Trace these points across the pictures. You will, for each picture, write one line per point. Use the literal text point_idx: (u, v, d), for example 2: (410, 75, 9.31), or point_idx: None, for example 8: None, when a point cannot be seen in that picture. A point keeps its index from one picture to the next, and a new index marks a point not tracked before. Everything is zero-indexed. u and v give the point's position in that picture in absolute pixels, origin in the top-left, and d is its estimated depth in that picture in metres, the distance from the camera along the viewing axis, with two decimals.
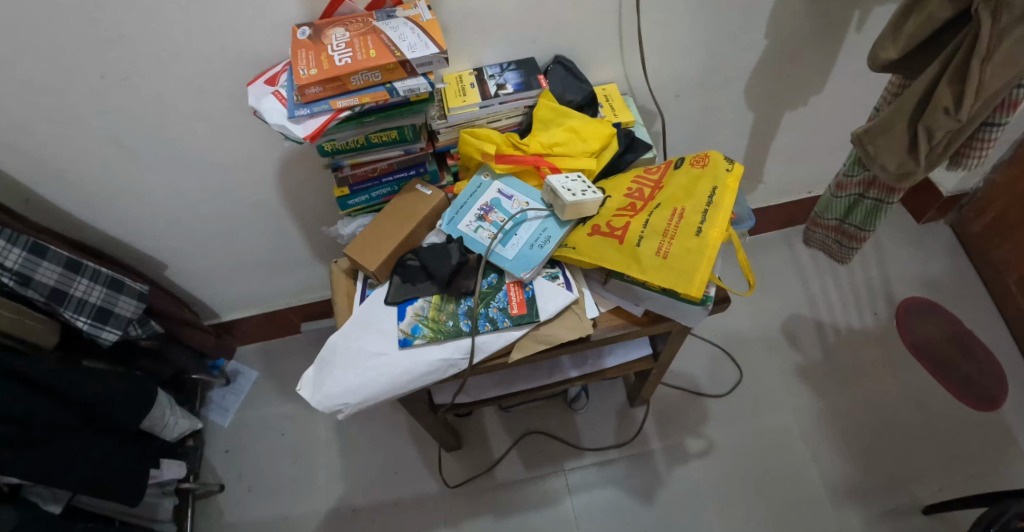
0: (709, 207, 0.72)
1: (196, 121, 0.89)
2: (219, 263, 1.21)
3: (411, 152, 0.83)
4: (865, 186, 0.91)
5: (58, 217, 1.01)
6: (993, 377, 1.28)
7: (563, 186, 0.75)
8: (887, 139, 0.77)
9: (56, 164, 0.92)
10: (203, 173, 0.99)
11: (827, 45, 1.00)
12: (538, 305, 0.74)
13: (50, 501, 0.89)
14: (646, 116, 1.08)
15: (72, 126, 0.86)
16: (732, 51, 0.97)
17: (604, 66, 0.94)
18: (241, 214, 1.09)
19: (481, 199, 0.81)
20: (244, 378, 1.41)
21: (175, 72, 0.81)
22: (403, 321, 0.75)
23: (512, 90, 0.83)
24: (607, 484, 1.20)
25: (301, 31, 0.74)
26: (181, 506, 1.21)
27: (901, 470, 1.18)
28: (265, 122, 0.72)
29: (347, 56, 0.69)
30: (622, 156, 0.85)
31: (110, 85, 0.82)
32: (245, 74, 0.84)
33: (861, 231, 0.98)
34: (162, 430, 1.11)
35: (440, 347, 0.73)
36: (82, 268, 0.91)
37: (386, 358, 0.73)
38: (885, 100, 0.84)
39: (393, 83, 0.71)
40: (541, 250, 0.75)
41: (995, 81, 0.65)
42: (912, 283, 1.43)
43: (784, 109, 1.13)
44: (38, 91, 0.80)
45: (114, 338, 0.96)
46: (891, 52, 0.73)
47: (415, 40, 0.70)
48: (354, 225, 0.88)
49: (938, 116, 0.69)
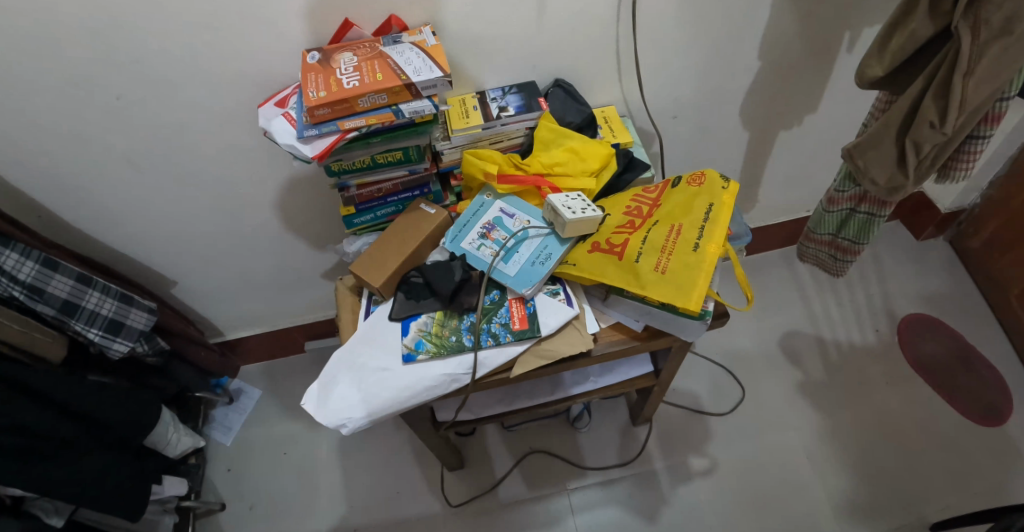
0: (705, 224, 0.74)
1: (207, 142, 0.92)
2: (225, 281, 1.23)
3: (415, 172, 0.85)
4: (857, 200, 0.93)
5: (70, 234, 1.04)
6: (997, 390, 1.28)
7: (563, 204, 0.76)
8: (876, 153, 0.80)
9: (70, 182, 0.94)
10: (211, 192, 1.01)
11: (819, 67, 1.03)
12: (540, 321, 0.75)
13: (52, 514, 0.89)
14: (644, 138, 1.10)
15: (87, 145, 0.89)
16: (727, 73, 1.00)
17: (603, 88, 0.97)
18: (247, 233, 1.11)
19: (483, 217, 0.82)
20: (246, 396, 1.42)
21: (189, 93, 0.85)
22: (402, 338, 0.76)
23: (514, 112, 0.84)
24: (609, 503, 1.19)
25: (311, 55, 0.77)
26: (182, 524, 1.21)
27: (907, 488, 1.17)
28: (276, 143, 0.74)
29: (355, 79, 0.72)
30: (621, 175, 0.87)
31: (126, 105, 0.85)
32: (256, 96, 0.87)
33: (855, 245, 0.99)
34: (164, 447, 1.12)
35: (439, 365, 0.74)
36: (93, 282, 0.93)
37: (388, 374, 0.74)
38: (872, 116, 0.86)
39: (399, 105, 0.73)
40: (542, 267, 0.76)
41: (977, 95, 0.67)
42: (913, 300, 1.43)
43: (780, 129, 1.16)
44: (55, 110, 0.83)
45: (124, 350, 0.98)
46: (877, 69, 0.75)
47: (420, 64, 0.72)
48: (359, 243, 0.90)
49: (924, 129, 0.71)
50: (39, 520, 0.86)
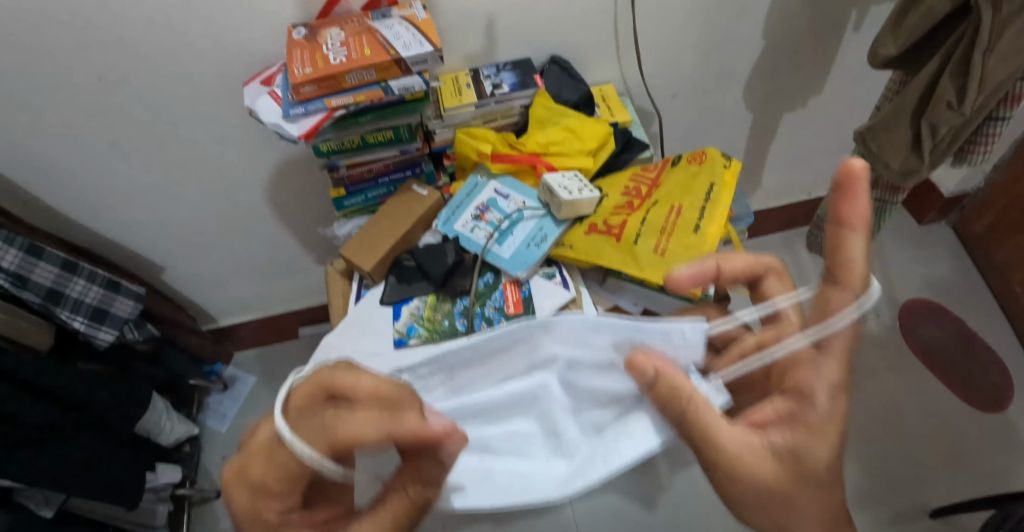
0: (707, 204, 0.72)
1: (194, 124, 0.90)
2: (217, 267, 1.21)
3: (407, 152, 0.83)
4: (867, 186, 0.91)
5: (56, 219, 1.01)
6: (998, 377, 1.27)
7: (559, 184, 0.74)
8: (891, 138, 0.78)
9: (53, 166, 0.92)
10: (200, 175, 0.99)
11: (824, 45, 1.00)
12: (535, 305, 0.73)
13: (43, 504, 0.88)
14: (643, 118, 1.07)
15: (70, 127, 0.86)
16: (730, 51, 0.97)
17: (601, 66, 0.94)
18: (239, 218, 1.09)
19: (477, 199, 0.80)
20: (241, 383, 1.40)
21: (173, 73, 0.82)
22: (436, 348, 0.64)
23: (508, 90, 0.81)
24: (607, 489, 1.18)
25: (297, 31, 0.74)
26: (177, 511, 1.21)
27: (906, 474, 1.16)
28: (261, 122, 0.72)
29: (342, 55, 0.69)
30: (619, 155, 0.85)
31: (109, 86, 0.82)
32: (242, 75, 0.84)
33: (863, 234, 0.97)
34: (157, 435, 1.10)
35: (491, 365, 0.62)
36: (79, 269, 0.91)
37: (435, 383, 0.63)
38: (885, 97, 0.84)
39: (388, 82, 0.70)
40: (538, 249, 0.75)
41: (998, 73, 0.65)
42: (914, 285, 1.42)
43: (783, 109, 1.13)
44: (35, 92, 0.80)
45: (111, 338, 0.95)
46: (891, 48, 0.73)
47: (410, 38, 0.70)
48: (349, 226, 0.89)
49: (941, 110, 0.69)
50: (29, 510, 0.86)
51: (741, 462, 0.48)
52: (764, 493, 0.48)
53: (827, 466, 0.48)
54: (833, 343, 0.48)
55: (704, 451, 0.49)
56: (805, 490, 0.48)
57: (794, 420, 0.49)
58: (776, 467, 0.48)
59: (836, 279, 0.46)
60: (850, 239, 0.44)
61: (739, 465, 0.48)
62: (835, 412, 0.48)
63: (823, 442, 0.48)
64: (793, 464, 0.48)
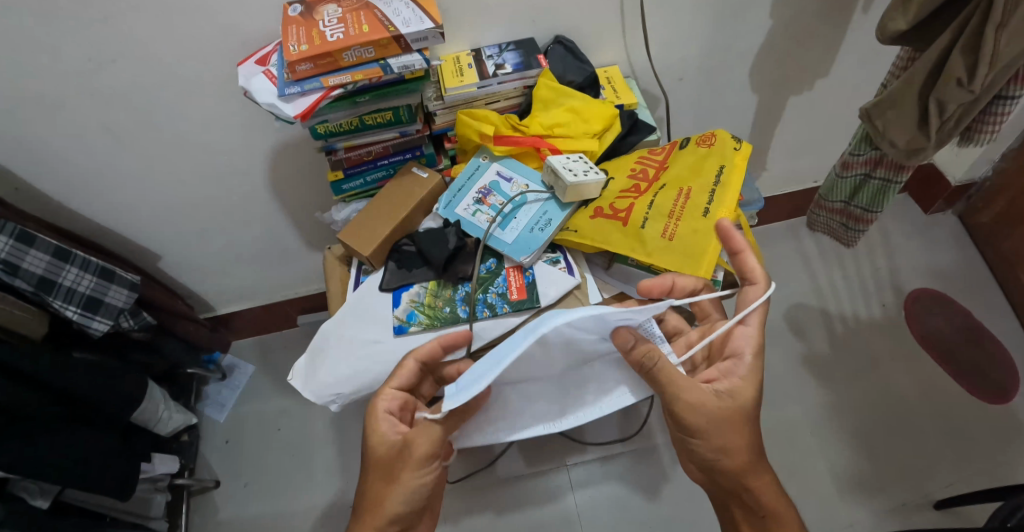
0: (716, 187, 0.70)
1: (188, 106, 0.87)
2: (213, 254, 1.18)
3: (407, 134, 0.80)
4: (872, 165, 0.88)
5: (49, 206, 0.99)
6: (1005, 370, 1.25)
7: (564, 166, 0.72)
8: (898, 115, 0.75)
9: (44, 151, 0.89)
10: (195, 160, 0.96)
11: (835, 26, 0.97)
12: (539, 291, 0.72)
13: (37, 496, 0.87)
14: (648, 101, 1.05)
15: (60, 110, 0.84)
16: (738, 31, 0.94)
17: (606, 46, 0.91)
18: (235, 203, 1.07)
19: (479, 182, 0.78)
20: (239, 372, 1.39)
21: (164, 53, 0.79)
22: (455, 399, 0.53)
23: (511, 70, 0.79)
24: (609, 479, 1.17)
25: (292, 8, 0.71)
26: (176, 502, 1.20)
27: (913, 465, 1.15)
28: (255, 101, 0.69)
29: (339, 31, 0.66)
30: (625, 138, 0.82)
31: (99, 67, 0.79)
32: (236, 55, 0.81)
33: (868, 213, 0.95)
34: (154, 424, 1.08)
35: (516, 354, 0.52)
36: (71, 257, 0.89)
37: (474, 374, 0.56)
38: (893, 74, 0.81)
39: (387, 60, 0.68)
40: (542, 233, 0.73)
41: (1009, 50, 0.63)
42: (920, 274, 1.39)
43: (791, 93, 1.10)
44: (23, 73, 0.78)
45: (105, 329, 0.94)
46: (901, 22, 0.69)
47: (410, 15, 0.67)
48: (348, 211, 0.87)
49: (950, 87, 0.67)
50: (23, 501, 0.84)
51: (699, 399, 0.58)
52: (714, 424, 0.58)
53: (754, 402, 0.60)
54: (753, 317, 0.62)
55: (666, 397, 0.58)
56: (742, 421, 0.59)
57: (729, 373, 0.61)
58: (721, 404, 0.58)
59: (745, 277, 0.63)
60: (747, 257, 0.62)
61: (696, 404, 0.58)
62: (759, 367, 0.61)
63: (750, 386, 0.60)
64: (731, 402, 0.59)
